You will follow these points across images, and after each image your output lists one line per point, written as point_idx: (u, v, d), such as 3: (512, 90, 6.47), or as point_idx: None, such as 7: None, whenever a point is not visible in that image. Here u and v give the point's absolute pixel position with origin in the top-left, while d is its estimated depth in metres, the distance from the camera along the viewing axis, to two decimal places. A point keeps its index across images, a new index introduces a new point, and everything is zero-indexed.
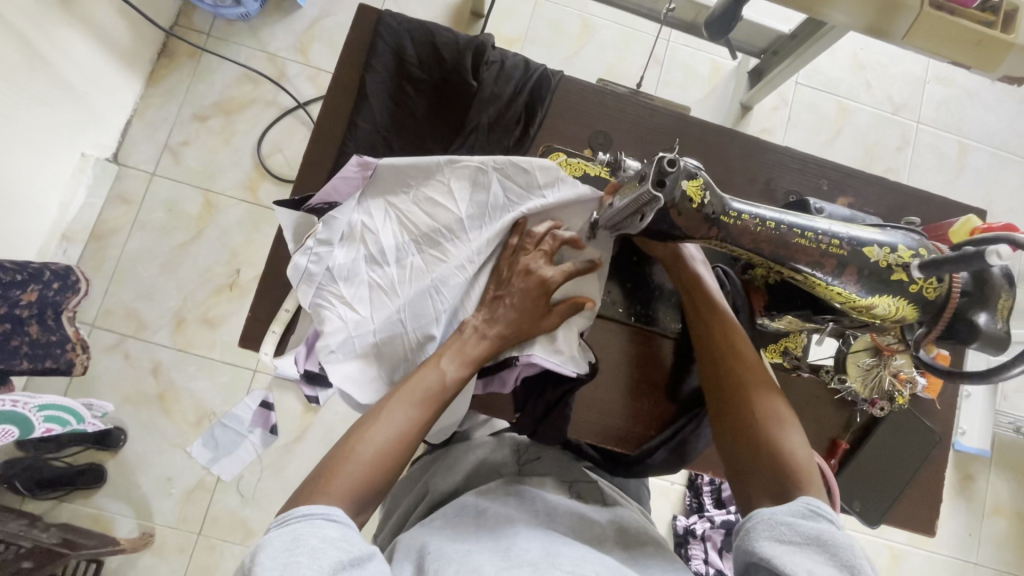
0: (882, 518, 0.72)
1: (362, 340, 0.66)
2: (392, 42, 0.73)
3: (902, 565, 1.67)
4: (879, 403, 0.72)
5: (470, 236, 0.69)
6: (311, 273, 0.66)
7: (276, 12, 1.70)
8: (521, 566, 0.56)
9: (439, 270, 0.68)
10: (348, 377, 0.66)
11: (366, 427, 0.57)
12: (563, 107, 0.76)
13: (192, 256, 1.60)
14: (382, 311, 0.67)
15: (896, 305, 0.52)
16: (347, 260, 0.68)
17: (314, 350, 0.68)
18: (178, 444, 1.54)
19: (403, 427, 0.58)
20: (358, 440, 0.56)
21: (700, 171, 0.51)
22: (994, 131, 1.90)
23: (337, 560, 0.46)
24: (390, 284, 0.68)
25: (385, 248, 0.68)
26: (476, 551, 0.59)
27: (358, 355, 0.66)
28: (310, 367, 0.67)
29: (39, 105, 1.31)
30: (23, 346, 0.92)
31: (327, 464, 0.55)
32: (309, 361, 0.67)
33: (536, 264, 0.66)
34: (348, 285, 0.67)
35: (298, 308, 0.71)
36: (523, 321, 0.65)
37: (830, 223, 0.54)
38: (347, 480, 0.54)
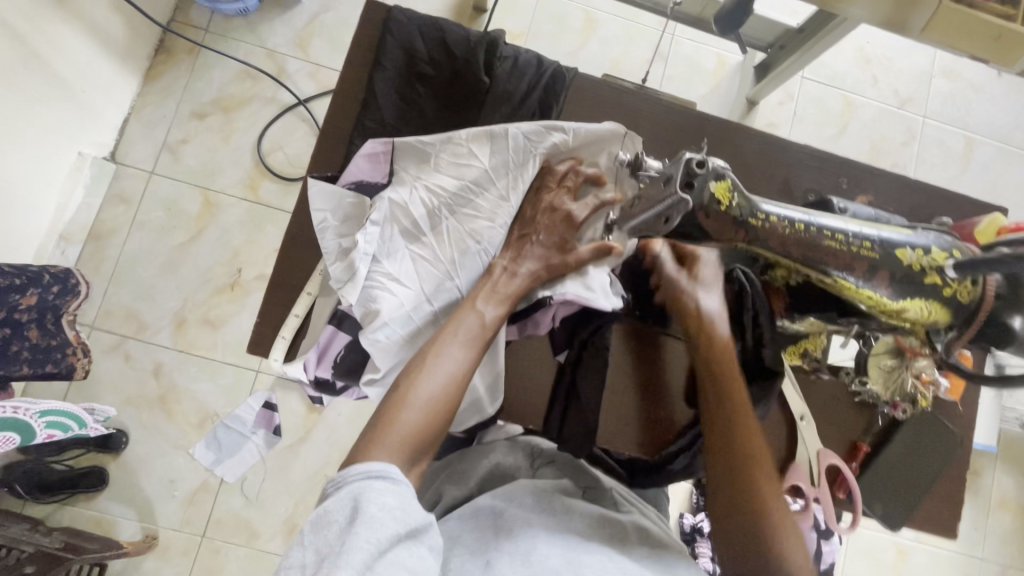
0: (903, 522, 0.71)
1: (419, 312, 0.64)
2: (403, 39, 0.70)
3: (907, 560, 1.67)
4: (901, 405, 0.71)
5: (501, 187, 0.67)
6: (366, 254, 0.63)
7: (275, 8, 1.67)
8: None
9: (479, 228, 0.66)
10: (411, 350, 0.63)
11: (416, 375, 0.55)
12: (578, 105, 0.74)
13: (192, 256, 1.58)
14: (431, 281, 0.65)
15: (929, 310, 0.51)
16: (383, 237, 0.65)
17: (326, 356, 0.65)
18: (181, 446, 1.52)
19: (454, 370, 0.56)
20: (410, 388, 0.55)
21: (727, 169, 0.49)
22: (1000, 126, 1.89)
23: (394, 533, 0.45)
24: (432, 252, 0.66)
25: (417, 219, 0.66)
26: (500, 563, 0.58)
27: (416, 329, 0.64)
28: (322, 374, 0.65)
29: (36, 104, 1.28)
30: (23, 351, 0.90)
31: (381, 414, 0.53)
32: (320, 368, 0.65)
33: (560, 200, 0.65)
34: (391, 263, 0.65)
35: (308, 312, 0.68)
36: (553, 257, 0.64)
37: (860, 224, 0.52)
38: (404, 429, 0.53)
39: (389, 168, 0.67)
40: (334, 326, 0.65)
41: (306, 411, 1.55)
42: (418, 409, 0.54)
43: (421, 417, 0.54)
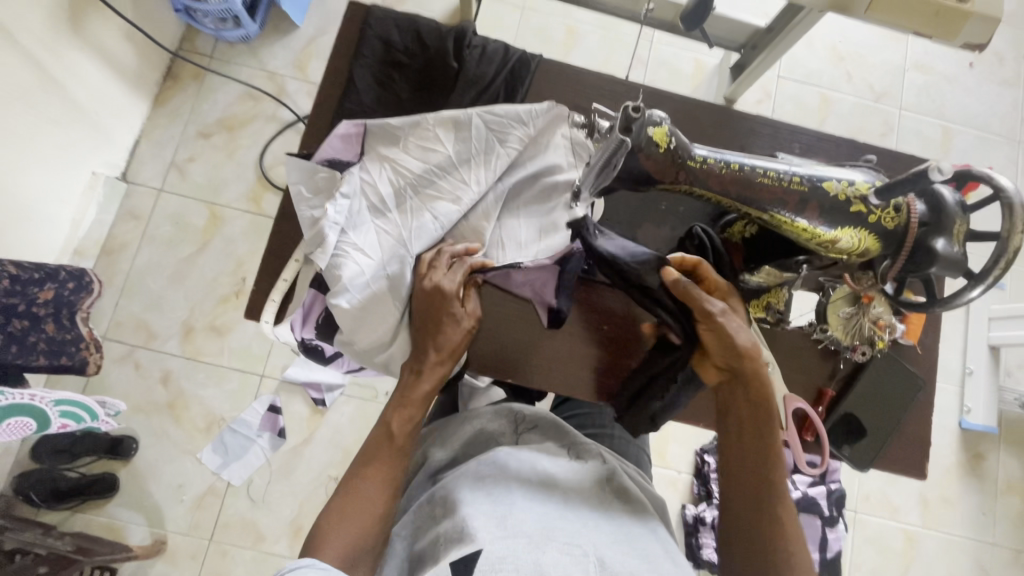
0: (871, 463, 0.74)
1: (378, 280, 0.70)
2: (380, 32, 0.78)
3: (917, 548, 1.65)
4: (860, 348, 0.75)
5: (461, 171, 0.74)
6: (335, 223, 0.69)
7: (275, 33, 1.78)
8: (516, 536, 0.61)
9: (437, 207, 0.73)
10: (369, 313, 0.70)
11: (350, 500, 0.63)
12: (543, 85, 0.80)
13: (199, 267, 1.65)
14: (393, 253, 0.72)
15: (858, 238, 0.56)
16: (352, 209, 0.71)
17: (309, 317, 0.72)
18: (189, 451, 1.56)
19: (375, 487, 0.64)
20: (344, 508, 0.62)
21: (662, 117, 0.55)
22: (976, 114, 1.94)
23: None
24: (395, 228, 0.72)
25: (385, 197, 0.72)
26: (475, 514, 0.63)
27: (375, 296, 0.70)
28: (305, 333, 0.72)
29: (53, 125, 1.38)
30: (40, 342, 0.96)
31: (317, 531, 0.62)
32: (304, 330, 0.72)
33: (443, 279, 0.69)
34: (357, 234, 0.71)
35: (295, 277, 0.73)
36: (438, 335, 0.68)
37: (791, 164, 0.58)
38: (339, 543, 0.61)
39: (361, 147, 0.74)
40: (313, 289, 0.71)
41: (309, 413, 1.60)
42: (346, 530, 0.61)
43: (350, 531, 0.61)
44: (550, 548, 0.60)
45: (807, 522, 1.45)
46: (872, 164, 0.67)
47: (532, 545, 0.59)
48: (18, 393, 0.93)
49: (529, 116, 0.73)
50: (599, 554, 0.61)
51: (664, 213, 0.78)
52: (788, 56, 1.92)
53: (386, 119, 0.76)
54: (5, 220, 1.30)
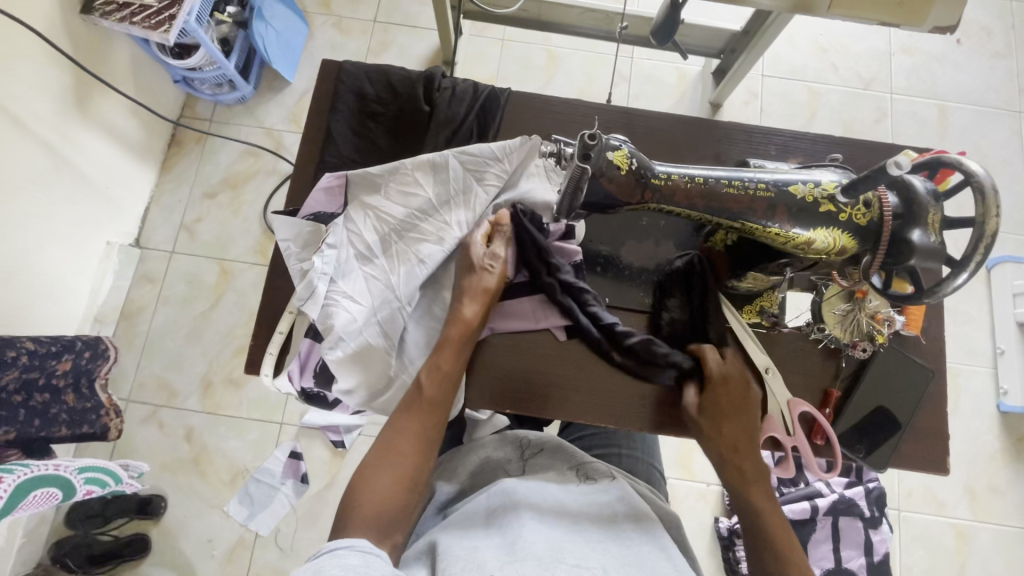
0: (888, 463, 0.72)
1: (370, 328, 0.72)
2: (353, 85, 0.82)
3: (970, 543, 1.57)
4: (860, 344, 0.73)
5: (441, 213, 0.76)
6: (323, 274, 0.71)
7: (269, 91, 1.86)
8: (525, 560, 0.60)
9: (422, 249, 0.74)
10: (359, 360, 0.72)
11: (365, 477, 0.63)
12: (514, 118, 0.82)
13: (213, 322, 1.70)
14: (381, 297, 0.73)
15: (832, 236, 0.57)
16: (339, 258, 0.73)
17: (307, 366, 0.74)
18: (216, 505, 1.58)
19: (410, 438, 0.66)
20: (364, 477, 0.63)
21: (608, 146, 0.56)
22: (969, 89, 1.91)
23: None
24: (383, 273, 0.74)
25: (370, 243, 0.74)
26: (482, 545, 0.63)
27: (366, 343, 0.71)
28: (304, 383, 0.73)
29: (67, 203, 1.46)
30: (61, 414, 1.00)
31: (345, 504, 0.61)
32: (303, 379, 0.73)
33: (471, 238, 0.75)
34: (346, 282, 0.73)
35: (292, 327, 0.76)
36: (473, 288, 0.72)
37: (755, 171, 0.59)
38: (368, 508, 0.60)
39: (344, 198, 0.76)
40: (310, 339, 0.73)
41: (329, 456, 1.61)
42: (381, 485, 0.62)
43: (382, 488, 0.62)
44: (559, 568, 0.60)
45: (848, 526, 1.39)
46: (837, 162, 0.68)
47: (541, 568, 0.59)
48: (43, 464, 0.96)
49: (508, 153, 0.74)
50: (605, 572, 0.61)
51: (646, 228, 0.79)
52: (770, 54, 1.93)
53: (365, 167, 0.79)
54: (26, 296, 1.36)
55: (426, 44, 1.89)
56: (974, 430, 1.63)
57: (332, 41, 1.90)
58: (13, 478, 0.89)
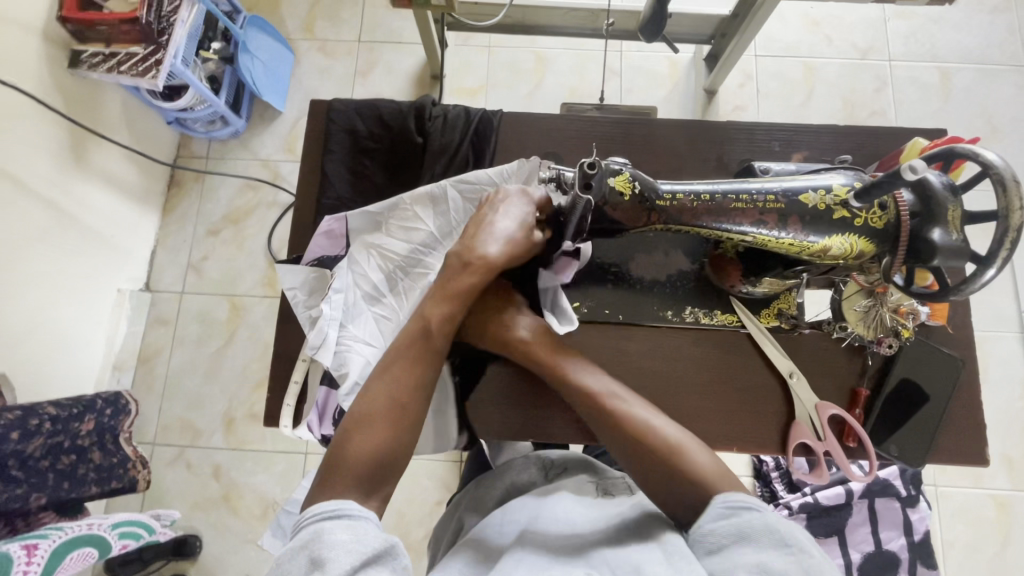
0: (925, 457, 0.70)
1: None
2: (343, 123, 0.81)
3: (1012, 513, 1.53)
4: (885, 341, 0.71)
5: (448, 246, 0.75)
6: (332, 319, 0.70)
7: (261, 122, 1.86)
8: None
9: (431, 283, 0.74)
10: None
11: (356, 430, 0.61)
12: (509, 140, 0.81)
13: (230, 358, 1.71)
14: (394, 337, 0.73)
15: (849, 242, 0.56)
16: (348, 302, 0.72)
17: (325, 414, 0.72)
18: (250, 539, 1.59)
19: (405, 388, 0.63)
20: (355, 428, 0.61)
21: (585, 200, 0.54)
22: (970, 48, 1.86)
23: (348, 565, 0.50)
24: (394, 312, 0.74)
25: (377, 282, 0.74)
26: None
27: None
28: (325, 431, 0.71)
29: (75, 257, 1.47)
30: (89, 472, 1.01)
31: (331, 460, 0.59)
32: (322, 427, 0.71)
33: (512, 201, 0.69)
34: (357, 325, 0.72)
35: (307, 376, 0.75)
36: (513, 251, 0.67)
37: (762, 182, 0.57)
38: (357, 462, 0.59)
39: (345, 239, 0.75)
40: (326, 386, 0.72)
41: None
42: (371, 439, 0.60)
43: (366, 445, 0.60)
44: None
45: (885, 508, 1.36)
46: (845, 163, 0.67)
47: None
48: (76, 524, 0.97)
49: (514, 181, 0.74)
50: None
51: (653, 241, 0.77)
52: (762, 34, 1.89)
53: (363, 206, 0.78)
54: (43, 354, 1.38)
55: (413, 59, 1.88)
56: (1006, 397, 1.59)
57: (318, 66, 1.89)
58: (49, 542, 0.89)
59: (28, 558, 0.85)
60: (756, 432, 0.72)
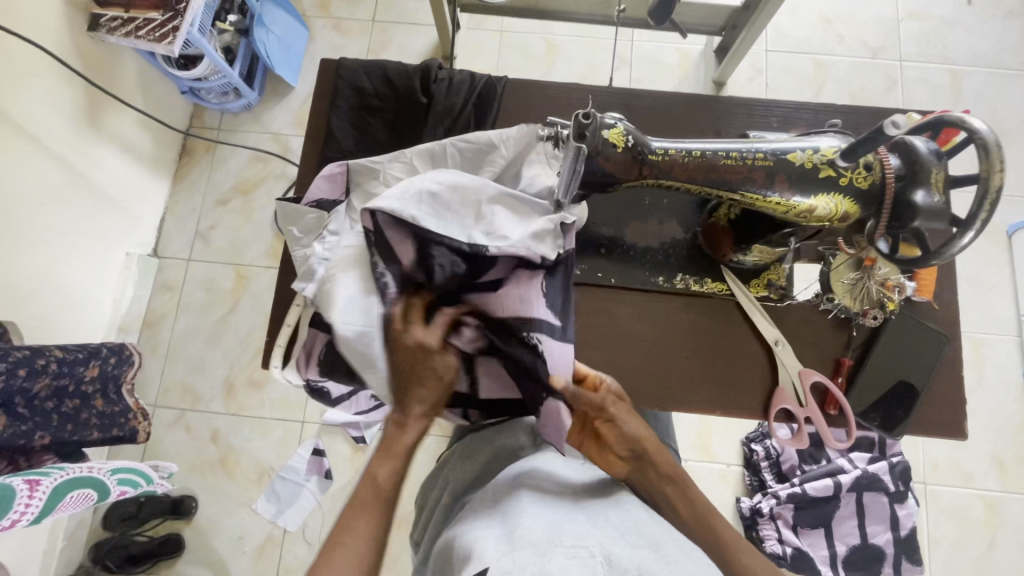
0: (904, 427, 0.72)
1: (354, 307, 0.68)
2: (351, 81, 0.84)
3: (1000, 515, 1.54)
4: (871, 312, 0.73)
5: None
6: (322, 259, 0.73)
7: (274, 96, 1.89)
8: (522, 548, 0.52)
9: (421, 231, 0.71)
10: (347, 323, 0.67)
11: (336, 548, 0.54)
12: (511, 105, 0.83)
13: (232, 326, 1.74)
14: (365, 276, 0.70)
15: (834, 202, 0.58)
16: (339, 245, 0.73)
17: (312, 357, 0.76)
18: (244, 503, 1.62)
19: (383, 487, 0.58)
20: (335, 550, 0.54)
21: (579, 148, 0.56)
22: (983, 52, 1.86)
23: None
24: None
25: None
26: (484, 537, 0.55)
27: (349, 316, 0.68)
28: (311, 373, 0.76)
29: (86, 217, 1.50)
30: (92, 418, 1.04)
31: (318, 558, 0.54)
32: (308, 370, 0.76)
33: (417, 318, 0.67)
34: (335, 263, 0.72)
35: (298, 321, 0.78)
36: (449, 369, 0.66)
37: (753, 142, 0.61)
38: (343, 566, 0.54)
39: (345, 187, 0.78)
40: (313, 328, 0.76)
41: (351, 452, 1.63)
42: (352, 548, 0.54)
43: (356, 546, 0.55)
44: (556, 554, 0.51)
45: (873, 501, 1.37)
46: (837, 128, 0.68)
47: (538, 555, 0.50)
48: (77, 467, 1.00)
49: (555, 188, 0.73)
50: (606, 552, 0.52)
51: (650, 208, 0.79)
52: (773, 29, 1.90)
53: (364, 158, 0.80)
54: (51, 308, 1.41)
55: (425, 40, 1.90)
56: (1000, 400, 1.59)
57: (332, 43, 1.92)
58: (50, 481, 0.92)
59: (29, 493, 0.88)
60: (740, 395, 0.74)
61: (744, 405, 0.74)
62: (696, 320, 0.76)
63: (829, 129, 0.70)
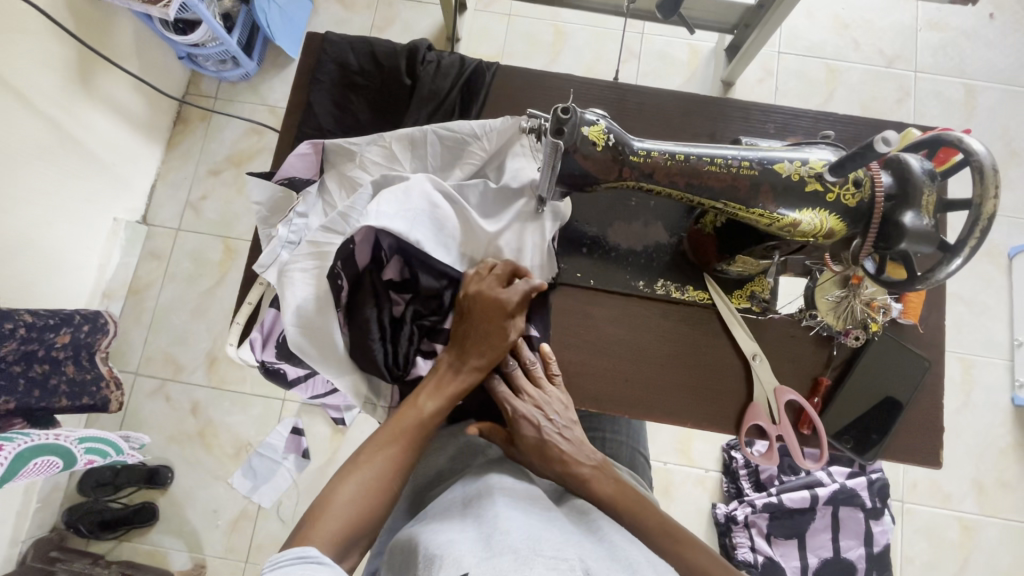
0: (878, 453, 0.70)
1: (307, 301, 0.66)
2: (336, 55, 0.81)
3: (975, 537, 1.53)
4: (853, 332, 0.70)
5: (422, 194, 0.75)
6: (287, 242, 0.71)
7: (273, 67, 1.85)
8: (501, 554, 0.51)
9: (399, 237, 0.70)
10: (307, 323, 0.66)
11: (338, 486, 0.61)
12: (500, 93, 0.80)
13: (218, 299, 1.72)
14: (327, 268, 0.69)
15: (819, 217, 0.56)
16: (305, 228, 0.72)
17: (269, 338, 0.74)
18: (221, 477, 1.61)
19: (385, 475, 0.62)
20: (330, 502, 0.59)
21: (557, 142, 0.54)
22: (1000, 68, 1.81)
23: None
24: None
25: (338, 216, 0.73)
26: (457, 541, 0.54)
27: (304, 319, 0.66)
28: (266, 355, 0.74)
29: (73, 179, 1.47)
30: (62, 384, 1.03)
31: (310, 514, 0.59)
32: (264, 351, 0.74)
33: (491, 287, 0.68)
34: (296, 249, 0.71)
35: (260, 300, 0.78)
36: (495, 345, 0.68)
37: (741, 149, 0.58)
38: (333, 526, 0.58)
39: (320, 166, 0.76)
40: (272, 308, 0.75)
41: (330, 433, 1.62)
42: (352, 498, 0.60)
43: (360, 486, 0.61)
44: (535, 563, 0.50)
45: (848, 516, 1.36)
46: (832, 139, 0.66)
47: (519, 561, 0.50)
48: (43, 433, 0.98)
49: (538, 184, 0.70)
50: (585, 566, 0.52)
51: (635, 210, 0.76)
52: (786, 31, 1.85)
53: (341, 138, 0.78)
54: (32, 271, 1.39)
55: (431, 19, 1.85)
56: (985, 423, 1.58)
57: (336, 16, 1.87)
58: (13, 447, 0.91)
59: None
60: (711, 410, 0.72)
61: (716, 417, 0.72)
62: (673, 328, 0.74)
63: (824, 139, 0.67)
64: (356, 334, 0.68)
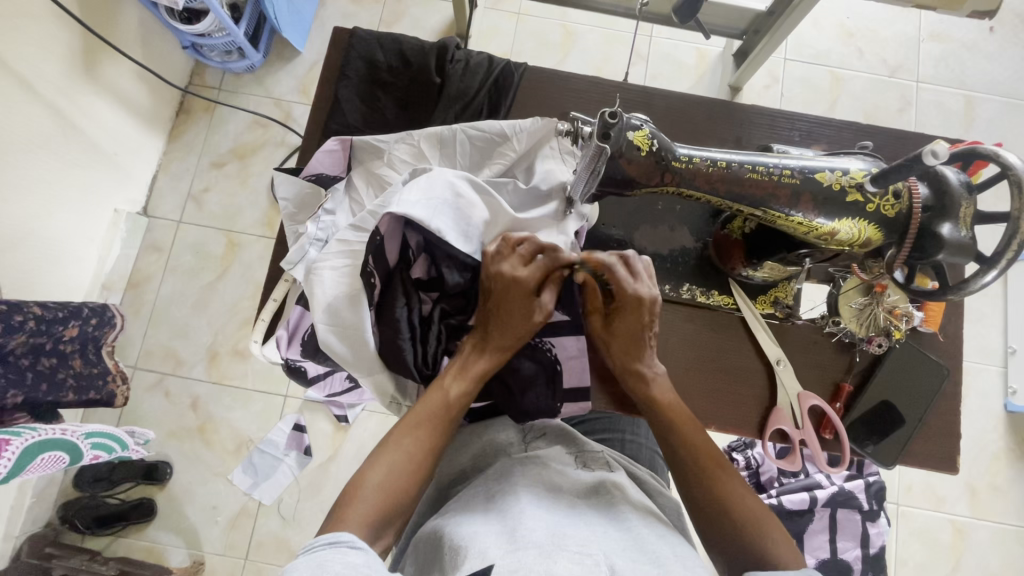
0: (896, 459, 0.72)
1: (339, 302, 0.66)
2: (363, 51, 0.80)
3: (967, 540, 1.57)
4: (876, 339, 0.72)
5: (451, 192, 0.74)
6: (315, 240, 0.71)
7: (279, 60, 1.82)
8: (527, 548, 0.52)
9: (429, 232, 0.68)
10: (338, 324, 0.66)
11: (365, 473, 0.60)
12: (528, 94, 0.80)
13: (220, 293, 1.70)
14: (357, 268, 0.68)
15: (857, 227, 0.58)
16: (334, 225, 0.72)
17: (294, 336, 0.74)
18: (221, 473, 1.59)
19: (413, 460, 0.62)
20: (359, 489, 0.59)
21: (602, 146, 0.54)
22: (999, 80, 1.85)
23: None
24: None
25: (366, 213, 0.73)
26: (482, 533, 0.55)
27: (336, 320, 0.66)
28: (291, 352, 0.73)
29: (74, 168, 1.44)
30: (69, 378, 1.01)
31: (339, 502, 0.59)
32: (289, 349, 0.73)
33: (512, 267, 0.66)
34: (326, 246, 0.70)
35: (285, 296, 0.77)
36: (515, 326, 0.67)
37: (780, 158, 0.59)
38: (361, 514, 0.57)
39: (348, 162, 0.75)
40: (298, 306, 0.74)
41: (333, 430, 1.61)
42: (382, 481, 0.60)
43: (386, 473, 0.60)
44: (560, 557, 0.51)
45: (847, 518, 1.38)
46: (865, 151, 0.67)
47: (543, 554, 0.51)
48: (50, 428, 0.97)
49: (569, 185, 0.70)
50: (610, 561, 0.52)
51: (662, 214, 0.77)
52: (793, 38, 1.87)
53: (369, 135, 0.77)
54: (31, 262, 1.36)
55: (440, 16, 1.84)
56: (979, 428, 1.61)
57: (343, 10, 1.85)
58: (21, 442, 0.89)
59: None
60: (735, 414, 0.73)
61: (740, 421, 0.73)
62: (697, 332, 0.75)
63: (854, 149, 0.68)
64: (386, 333, 0.67)
